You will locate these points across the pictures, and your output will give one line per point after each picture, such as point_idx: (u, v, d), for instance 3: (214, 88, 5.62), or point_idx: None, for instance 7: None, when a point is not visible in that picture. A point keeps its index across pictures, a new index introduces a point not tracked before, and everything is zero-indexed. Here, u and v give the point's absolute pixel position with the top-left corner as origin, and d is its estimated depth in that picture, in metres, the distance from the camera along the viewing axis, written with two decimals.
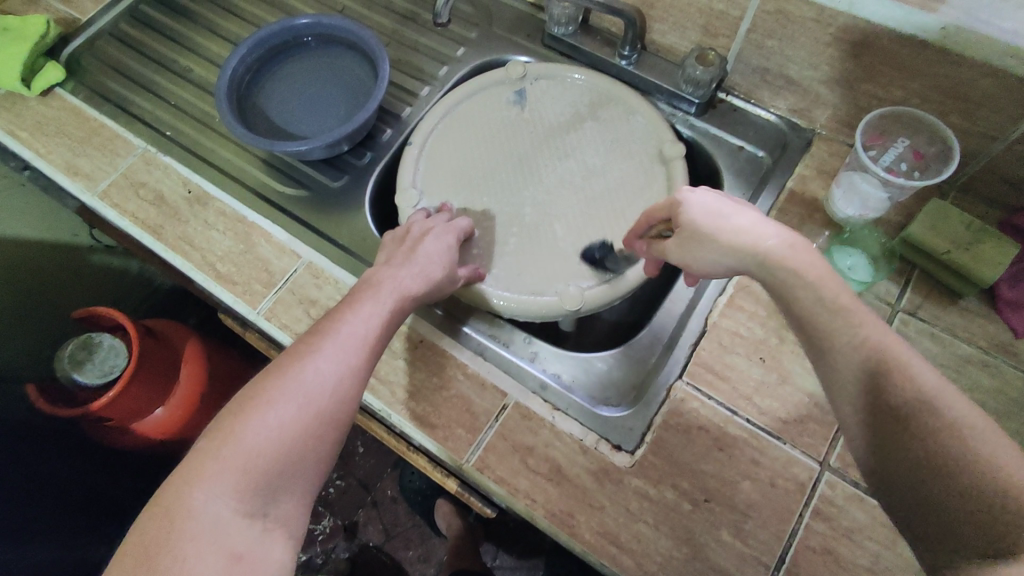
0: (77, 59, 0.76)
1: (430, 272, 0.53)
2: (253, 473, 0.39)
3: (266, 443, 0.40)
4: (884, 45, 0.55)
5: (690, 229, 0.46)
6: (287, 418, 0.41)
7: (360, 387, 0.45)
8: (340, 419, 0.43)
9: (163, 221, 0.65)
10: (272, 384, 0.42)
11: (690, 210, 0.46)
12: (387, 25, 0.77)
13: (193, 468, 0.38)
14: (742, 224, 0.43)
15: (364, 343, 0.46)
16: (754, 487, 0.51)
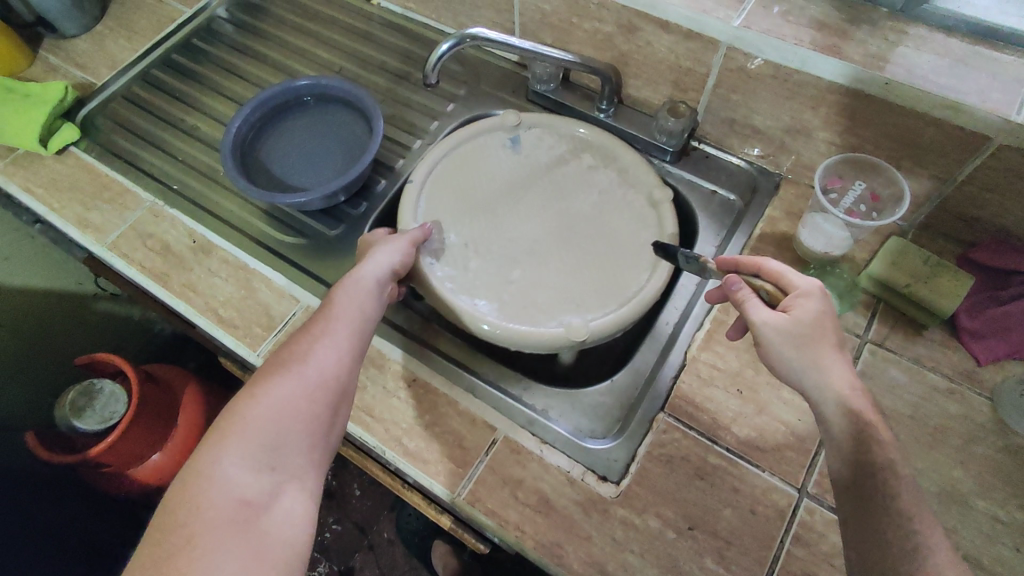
0: (91, 119, 0.82)
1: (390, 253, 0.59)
2: (256, 435, 0.44)
3: (268, 412, 0.46)
4: (838, 98, 0.60)
5: (806, 330, 0.45)
6: (283, 389, 0.47)
7: (347, 359, 0.51)
8: (334, 383, 0.49)
9: (169, 269, 0.68)
10: (269, 369, 0.49)
11: (822, 317, 0.46)
12: (382, 84, 0.83)
13: (208, 443, 0.44)
14: (843, 363, 0.45)
15: (348, 321, 0.53)
16: (735, 514, 0.53)
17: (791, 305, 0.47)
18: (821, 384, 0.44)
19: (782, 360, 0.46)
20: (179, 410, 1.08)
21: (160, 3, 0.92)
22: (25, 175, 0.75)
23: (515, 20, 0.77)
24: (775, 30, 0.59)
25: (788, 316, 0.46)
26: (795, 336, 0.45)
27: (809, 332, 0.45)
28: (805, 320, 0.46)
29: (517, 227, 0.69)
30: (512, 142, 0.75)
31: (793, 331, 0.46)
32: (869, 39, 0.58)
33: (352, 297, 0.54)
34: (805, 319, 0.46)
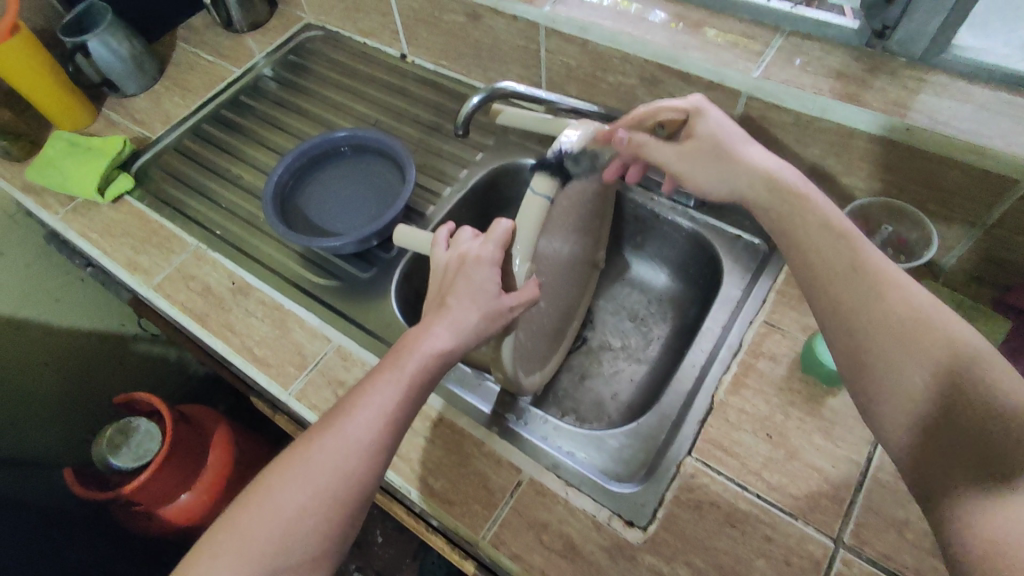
0: (145, 170, 0.87)
1: (473, 320, 0.51)
2: (257, 546, 0.43)
3: (272, 523, 0.44)
4: (860, 145, 0.61)
5: (708, 142, 0.58)
6: (294, 503, 0.45)
7: (369, 464, 0.47)
8: (348, 500, 0.46)
9: (209, 310, 0.71)
10: (287, 466, 0.46)
11: (717, 123, 0.58)
12: (415, 135, 0.88)
13: (211, 545, 0.44)
14: (753, 154, 0.56)
15: (379, 425, 0.48)
16: (769, 564, 0.51)
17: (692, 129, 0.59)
18: (737, 177, 0.56)
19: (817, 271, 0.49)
20: (209, 449, 1.09)
21: (213, 64, 1.00)
22: (83, 222, 0.81)
23: (542, 73, 0.81)
24: (794, 80, 0.61)
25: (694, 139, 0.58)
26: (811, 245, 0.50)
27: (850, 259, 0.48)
28: (705, 134, 0.58)
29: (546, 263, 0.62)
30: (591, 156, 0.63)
31: (704, 147, 0.58)
32: (888, 87, 0.59)
33: (396, 390, 0.49)
34: (703, 133, 0.58)
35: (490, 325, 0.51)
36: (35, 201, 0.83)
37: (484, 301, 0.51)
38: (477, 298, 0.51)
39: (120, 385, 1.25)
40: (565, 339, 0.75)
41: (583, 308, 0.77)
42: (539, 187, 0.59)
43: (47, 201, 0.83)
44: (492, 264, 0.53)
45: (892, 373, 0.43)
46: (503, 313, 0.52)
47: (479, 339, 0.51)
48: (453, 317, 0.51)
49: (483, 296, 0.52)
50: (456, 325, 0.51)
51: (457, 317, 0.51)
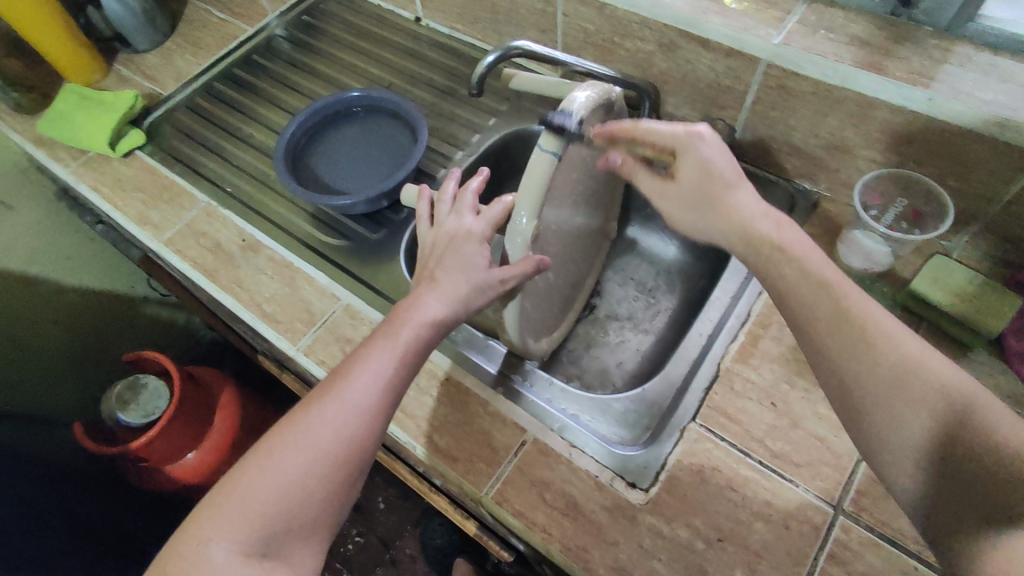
0: (156, 126, 0.87)
1: (464, 291, 0.52)
2: (256, 512, 0.43)
3: (273, 487, 0.44)
4: (879, 115, 0.60)
5: (691, 185, 0.53)
6: (292, 467, 0.44)
7: (368, 426, 0.47)
8: (349, 462, 0.46)
9: (219, 266, 0.72)
10: (283, 432, 0.46)
11: (703, 165, 0.52)
12: (428, 99, 0.87)
13: (207, 515, 0.43)
14: (741, 196, 0.51)
15: (376, 388, 0.48)
16: (768, 529, 0.52)
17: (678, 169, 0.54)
18: (717, 224, 0.52)
19: (799, 312, 0.44)
20: (216, 411, 1.11)
21: (225, 23, 0.99)
22: (94, 175, 0.81)
23: (558, 38, 0.80)
24: (816, 47, 0.60)
25: (679, 184, 0.54)
26: (810, 282, 0.44)
27: (841, 310, 0.42)
28: (691, 180, 0.53)
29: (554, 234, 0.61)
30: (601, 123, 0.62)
31: (689, 197, 0.54)
32: (912, 56, 0.58)
33: (392, 357, 0.49)
34: (689, 181, 0.54)
35: (484, 298, 0.53)
36: (46, 153, 0.83)
37: (473, 273, 0.53)
38: (467, 271, 0.53)
39: (128, 344, 1.26)
40: (575, 307, 0.75)
41: (591, 279, 0.77)
42: (548, 141, 0.53)
43: (58, 153, 0.83)
44: (481, 241, 0.55)
45: (883, 419, 0.39)
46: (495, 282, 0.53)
47: (472, 307, 0.53)
48: (444, 289, 0.52)
49: (471, 270, 0.54)
50: (449, 296, 0.52)
51: (448, 288, 0.52)
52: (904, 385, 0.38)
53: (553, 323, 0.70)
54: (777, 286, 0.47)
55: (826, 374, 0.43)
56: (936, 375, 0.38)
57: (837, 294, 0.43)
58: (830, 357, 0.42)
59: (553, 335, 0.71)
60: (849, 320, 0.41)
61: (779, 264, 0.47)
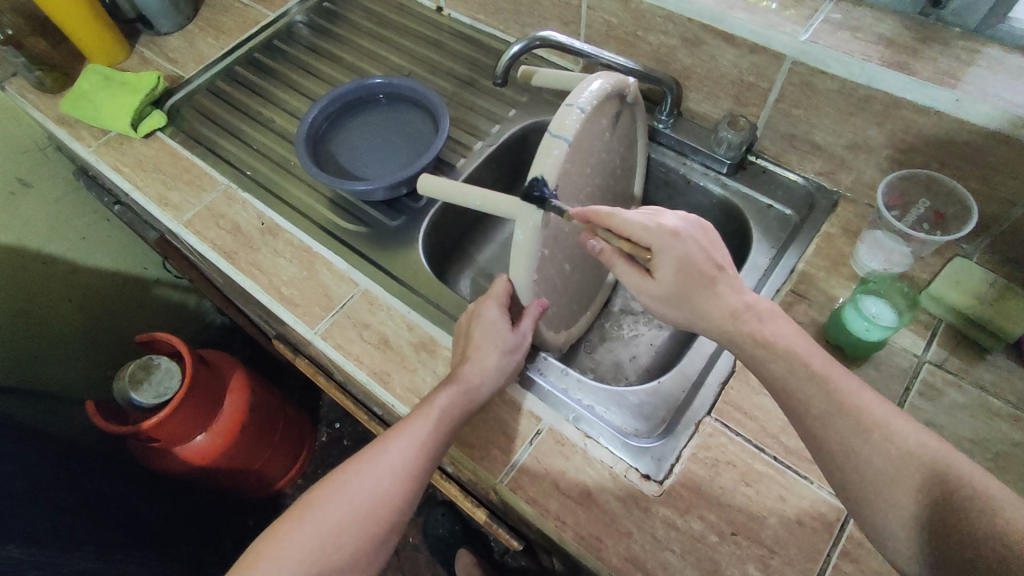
0: (177, 108, 0.87)
1: (494, 358, 0.55)
2: (291, 565, 0.47)
3: (308, 543, 0.48)
4: (905, 115, 0.60)
5: (668, 289, 0.52)
6: (328, 524, 0.48)
7: (400, 492, 0.51)
8: (379, 522, 0.50)
9: (238, 248, 0.72)
10: (324, 491, 0.50)
11: (681, 263, 0.50)
12: (448, 88, 0.87)
13: (250, 560, 0.47)
14: (725, 291, 0.52)
15: (412, 455, 0.51)
16: (781, 524, 0.52)
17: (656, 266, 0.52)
18: (708, 325, 0.52)
19: (778, 381, 0.48)
20: (226, 393, 1.12)
21: (247, 7, 0.99)
22: (115, 155, 0.81)
23: (581, 31, 0.80)
24: (843, 45, 0.60)
25: (654, 282, 0.52)
26: (799, 376, 0.47)
27: (813, 372, 0.47)
28: (670, 279, 0.51)
29: (571, 229, 0.61)
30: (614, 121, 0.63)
31: (661, 294, 0.53)
32: (940, 57, 0.58)
33: (429, 424, 0.52)
34: (667, 279, 0.51)
35: (507, 370, 0.57)
36: (68, 133, 0.84)
37: (501, 338, 0.56)
38: (492, 339, 0.56)
39: (140, 325, 1.27)
40: (594, 302, 0.74)
41: (610, 275, 0.76)
42: (558, 129, 0.51)
43: (80, 133, 0.84)
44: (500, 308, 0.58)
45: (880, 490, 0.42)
46: (519, 345, 0.57)
47: (503, 375, 0.56)
48: (478, 361, 0.55)
49: (495, 341, 0.56)
50: (482, 365, 0.55)
51: (478, 360, 0.55)
52: (884, 453, 0.43)
53: (571, 317, 0.69)
54: (752, 346, 0.50)
55: (822, 458, 0.46)
56: (900, 440, 0.43)
57: (807, 360, 0.48)
58: (823, 434, 0.46)
59: (571, 330, 0.70)
60: (828, 387, 0.46)
61: (763, 358, 0.49)
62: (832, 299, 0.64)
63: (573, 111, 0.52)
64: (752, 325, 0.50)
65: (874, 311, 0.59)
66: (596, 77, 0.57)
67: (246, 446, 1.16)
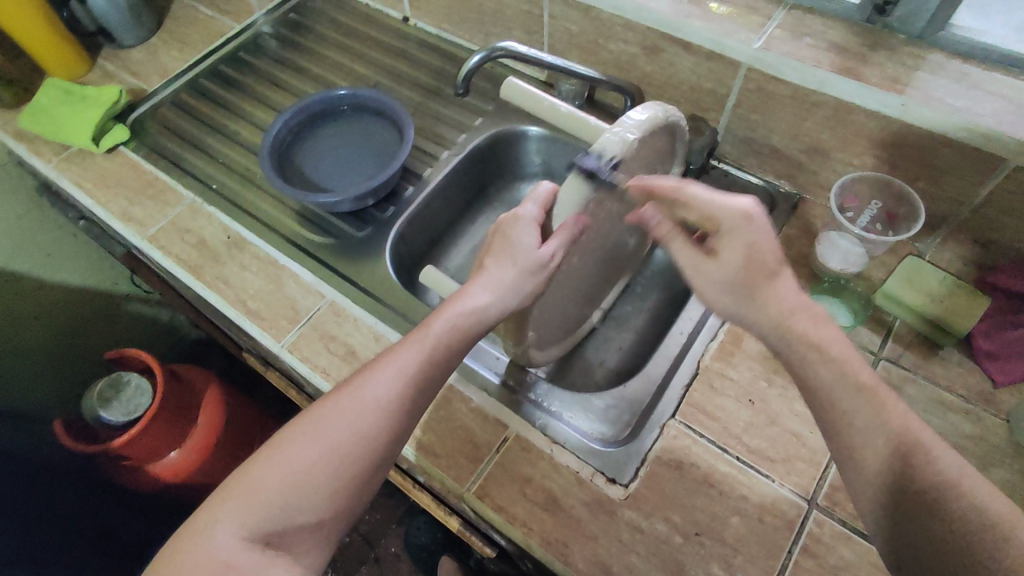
0: (141, 122, 0.87)
1: (511, 277, 0.53)
2: (270, 492, 0.44)
3: (290, 469, 0.45)
4: (855, 119, 0.61)
5: (727, 272, 0.48)
6: (310, 453, 0.46)
7: (395, 418, 0.48)
8: (364, 455, 0.47)
9: (203, 262, 0.72)
10: (311, 416, 0.48)
11: (747, 248, 0.46)
12: (415, 97, 0.87)
13: (227, 488, 0.44)
14: (785, 290, 0.47)
15: (402, 383, 0.49)
16: (743, 523, 0.53)
17: (720, 247, 0.48)
18: (762, 319, 0.47)
19: (819, 385, 0.45)
20: (200, 409, 1.10)
21: (212, 19, 0.99)
22: (76, 171, 0.80)
23: (544, 39, 0.81)
24: (794, 52, 0.61)
25: (717, 264, 0.48)
26: (849, 390, 0.43)
27: (862, 386, 0.44)
28: (734, 263, 0.47)
29: (587, 241, 0.59)
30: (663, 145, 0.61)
31: (723, 278, 0.48)
32: (887, 62, 0.60)
33: (421, 350, 0.50)
34: (730, 265, 0.47)
35: (528, 289, 0.53)
36: (28, 149, 0.82)
37: (521, 257, 0.53)
38: (515, 255, 0.54)
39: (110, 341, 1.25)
40: (592, 316, 0.73)
41: (613, 289, 0.75)
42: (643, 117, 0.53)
43: (40, 149, 0.82)
44: (534, 224, 0.55)
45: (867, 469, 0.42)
46: (543, 265, 0.53)
47: (518, 295, 0.53)
48: (491, 277, 0.54)
49: (520, 257, 0.53)
50: (495, 284, 0.54)
51: (493, 277, 0.54)
52: (882, 433, 0.42)
53: (565, 331, 0.68)
54: (806, 352, 0.46)
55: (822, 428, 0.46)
56: (898, 425, 0.42)
57: (854, 370, 0.44)
58: (836, 416, 0.44)
59: (565, 344, 0.69)
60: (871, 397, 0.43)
61: (814, 365, 0.45)
62: None
63: (616, 133, 0.50)
64: (806, 329, 0.46)
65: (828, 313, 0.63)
66: (649, 105, 0.55)
67: (224, 459, 1.15)
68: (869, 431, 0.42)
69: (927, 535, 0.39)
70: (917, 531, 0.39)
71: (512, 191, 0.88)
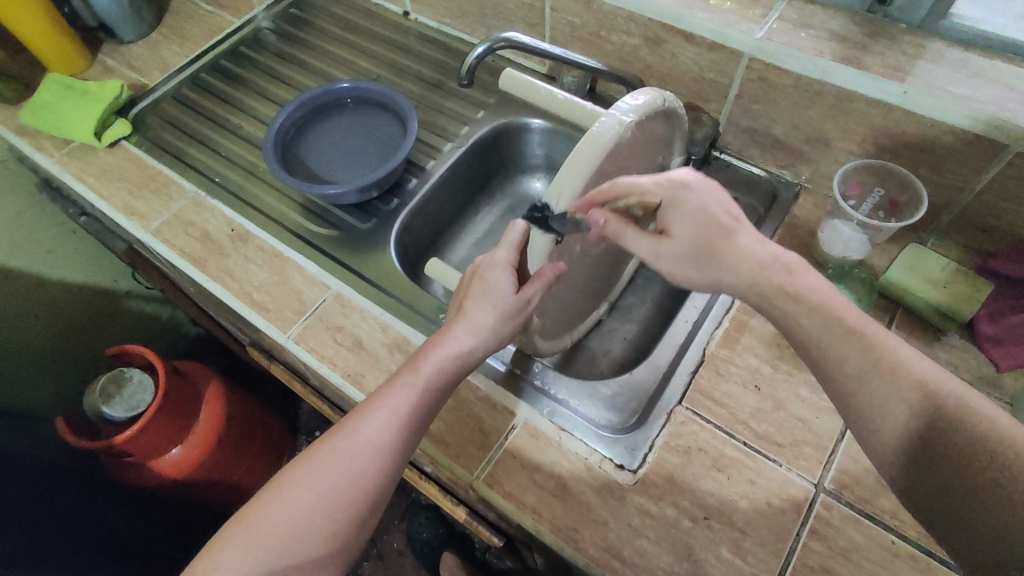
0: (142, 116, 0.86)
1: (491, 321, 0.53)
2: (267, 541, 0.46)
3: (283, 520, 0.47)
4: (857, 108, 0.62)
5: (689, 243, 0.50)
6: (303, 501, 0.48)
7: (384, 465, 0.49)
8: (355, 500, 0.48)
9: (209, 255, 0.72)
10: (303, 463, 0.49)
11: (700, 215, 0.50)
12: (417, 91, 0.87)
13: (227, 536, 0.47)
14: (746, 242, 0.49)
15: (391, 429, 0.50)
16: (752, 506, 0.53)
17: (671, 221, 0.51)
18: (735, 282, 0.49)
19: (810, 336, 0.45)
20: (201, 405, 1.11)
21: (212, 14, 0.99)
22: (78, 165, 0.80)
23: (546, 32, 0.81)
24: (795, 42, 0.62)
25: (672, 237, 0.51)
26: (834, 333, 0.44)
27: (849, 329, 0.44)
28: (689, 233, 0.50)
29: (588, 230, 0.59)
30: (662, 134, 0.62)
31: (688, 252, 0.50)
32: (888, 52, 0.60)
33: (410, 396, 0.51)
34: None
35: (509, 331, 0.54)
36: (29, 144, 0.82)
37: (498, 301, 0.53)
38: (494, 299, 0.53)
39: (110, 339, 1.25)
40: (597, 307, 0.74)
41: (617, 279, 0.76)
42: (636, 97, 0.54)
43: (41, 143, 0.82)
44: (508, 266, 0.54)
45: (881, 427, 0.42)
46: (523, 308, 0.53)
47: (499, 338, 0.54)
48: (472, 320, 0.53)
49: (499, 300, 0.53)
50: (476, 327, 0.53)
51: (474, 321, 0.53)
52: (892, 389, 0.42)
53: (571, 320, 0.69)
54: (781, 300, 0.47)
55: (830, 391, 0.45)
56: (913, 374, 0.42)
57: (842, 316, 0.45)
58: (838, 372, 0.44)
59: (571, 334, 0.70)
60: (865, 343, 0.43)
61: (793, 312, 0.46)
62: None
63: (613, 114, 0.51)
64: (779, 278, 0.47)
65: None
66: (646, 91, 0.56)
67: (224, 456, 1.15)
68: (880, 395, 0.42)
69: (947, 484, 0.39)
70: (938, 471, 0.40)
71: (515, 185, 0.88)
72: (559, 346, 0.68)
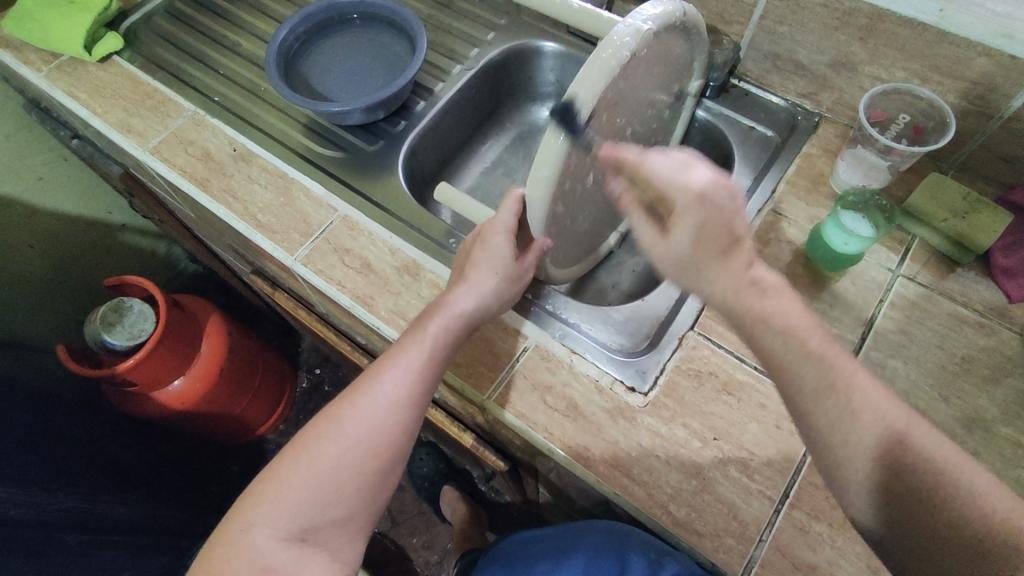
0: (134, 32, 0.82)
1: (495, 280, 0.53)
2: (292, 501, 0.47)
3: (304, 480, 0.47)
4: (888, 28, 0.59)
5: (683, 248, 0.44)
6: (324, 460, 0.48)
7: (398, 422, 0.49)
8: (382, 453, 0.49)
9: (210, 175, 0.69)
10: (320, 423, 0.49)
11: (703, 224, 0.43)
12: (424, 10, 0.83)
13: (254, 498, 0.47)
14: (733, 261, 0.44)
15: (403, 386, 0.50)
16: (761, 428, 0.54)
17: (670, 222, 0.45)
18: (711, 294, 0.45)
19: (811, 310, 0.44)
20: (203, 338, 1.10)
21: None
22: (69, 79, 0.76)
23: None
24: None
25: (665, 242, 0.45)
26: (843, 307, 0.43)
27: None
28: (684, 241, 0.44)
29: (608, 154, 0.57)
30: (683, 56, 0.60)
31: (671, 259, 0.45)
32: None
33: (418, 355, 0.50)
34: (681, 244, 0.44)
35: (513, 288, 0.54)
36: (14, 56, 0.78)
37: (501, 262, 0.53)
38: (495, 259, 0.53)
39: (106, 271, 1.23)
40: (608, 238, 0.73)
41: None
42: (656, 15, 0.49)
43: (28, 57, 0.78)
44: (509, 231, 0.54)
45: None
46: (524, 270, 0.53)
47: (502, 295, 0.53)
48: (475, 281, 0.53)
49: (501, 261, 0.53)
50: (481, 286, 0.53)
51: (478, 280, 0.53)
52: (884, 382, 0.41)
53: (584, 249, 0.68)
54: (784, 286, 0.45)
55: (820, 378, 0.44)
56: None
57: (812, 330, 0.41)
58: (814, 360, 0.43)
59: (582, 263, 0.69)
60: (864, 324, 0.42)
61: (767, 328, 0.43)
62: (812, 219, 0.65)
63: (630, 23, 0.47)
64: (753, 301, 0.43)
65: (853, 224, 0.60)
66: None
67: (223, 391, 1.14)
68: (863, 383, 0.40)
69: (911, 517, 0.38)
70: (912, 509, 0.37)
71: (523, 113, 0.86)
72: (571, 273, 0.67)
